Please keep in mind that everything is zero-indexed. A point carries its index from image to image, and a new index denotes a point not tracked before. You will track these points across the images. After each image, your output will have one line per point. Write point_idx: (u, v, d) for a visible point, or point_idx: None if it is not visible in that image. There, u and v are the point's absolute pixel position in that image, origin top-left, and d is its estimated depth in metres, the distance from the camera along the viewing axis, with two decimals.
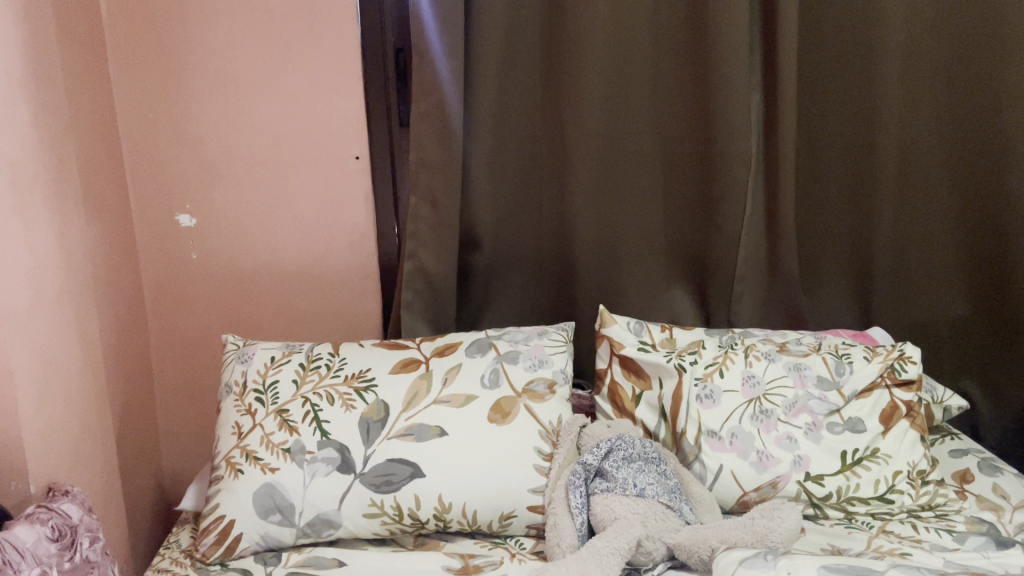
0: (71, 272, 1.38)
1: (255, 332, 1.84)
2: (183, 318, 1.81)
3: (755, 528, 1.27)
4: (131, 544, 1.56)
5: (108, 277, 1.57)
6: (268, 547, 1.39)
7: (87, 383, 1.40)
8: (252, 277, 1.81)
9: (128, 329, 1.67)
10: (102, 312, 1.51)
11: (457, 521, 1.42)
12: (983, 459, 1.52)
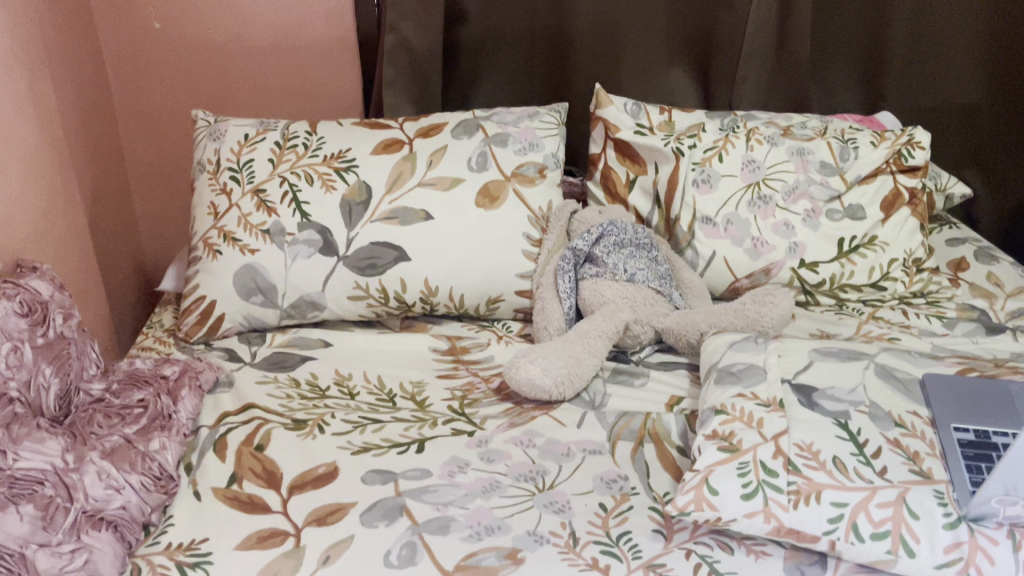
0: (18, 37, 1.26)
1: (228, 110, 1.74)
2: (148, 94, 1.70)
3: (745, 314, 1.25)
4: (113, 322, 1.54)
5: (62, 45, 1.44)
6: (252, 328, 1.38)
7: (47, 158, 1.31)
8: (222, 50, 1.68)
9: (92, 104, 1.57)
10: (59, 84, 1.40)
11: (444, 304, 1.41)
12: (980, 248, 1.49)
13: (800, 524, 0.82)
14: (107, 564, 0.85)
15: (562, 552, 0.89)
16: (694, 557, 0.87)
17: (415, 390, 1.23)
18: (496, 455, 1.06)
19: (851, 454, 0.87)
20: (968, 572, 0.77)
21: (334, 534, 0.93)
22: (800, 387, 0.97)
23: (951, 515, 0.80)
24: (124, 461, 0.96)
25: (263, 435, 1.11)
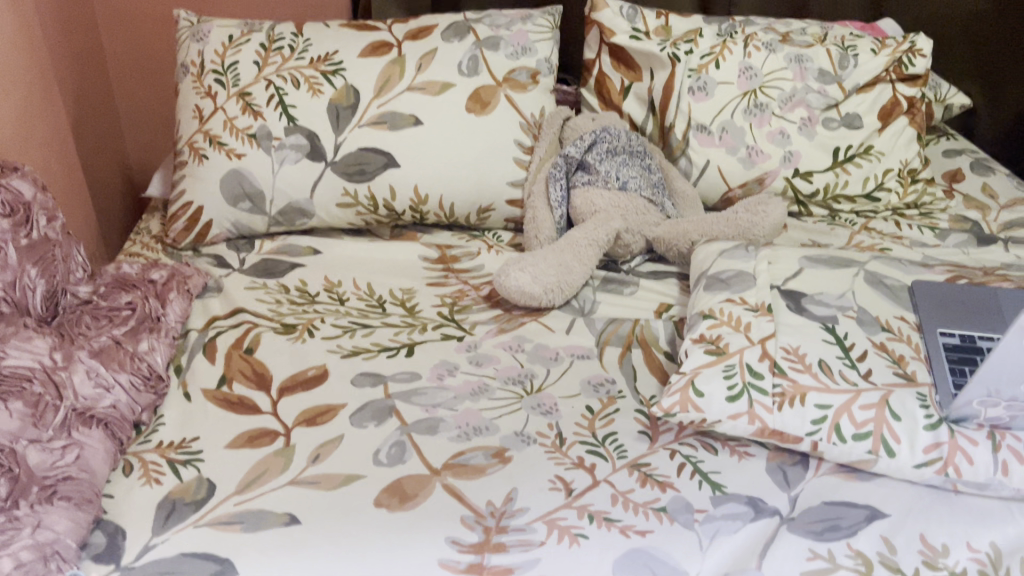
0: None
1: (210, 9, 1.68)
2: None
3: (737, 222, 1.24)
4: (99, 227, 1.53)
5: None
6: (241, 234, 1.37)
7: (24, 55, 1.26)
8: None
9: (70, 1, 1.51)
10: None
11: (434, 213, 1.39)
12: (976, 160, 1.48)
13: (783, 425, 0.83)
14: (98, 460, 0.85)
15: (549, 452, 0.90)
16: (678, 457, 0.88)
17: (404, 297, 1.23)
18: (485, 360, 1.07)
19: (836, 357, 0.87)
20: (946, 471, 0.79)
21: (324, 433, 0.94)
22: (789, 293, 0.97)
23: (932, 416, 0.81)
24: (114, 362, 0.96)
25: (253, 339, 1.11)
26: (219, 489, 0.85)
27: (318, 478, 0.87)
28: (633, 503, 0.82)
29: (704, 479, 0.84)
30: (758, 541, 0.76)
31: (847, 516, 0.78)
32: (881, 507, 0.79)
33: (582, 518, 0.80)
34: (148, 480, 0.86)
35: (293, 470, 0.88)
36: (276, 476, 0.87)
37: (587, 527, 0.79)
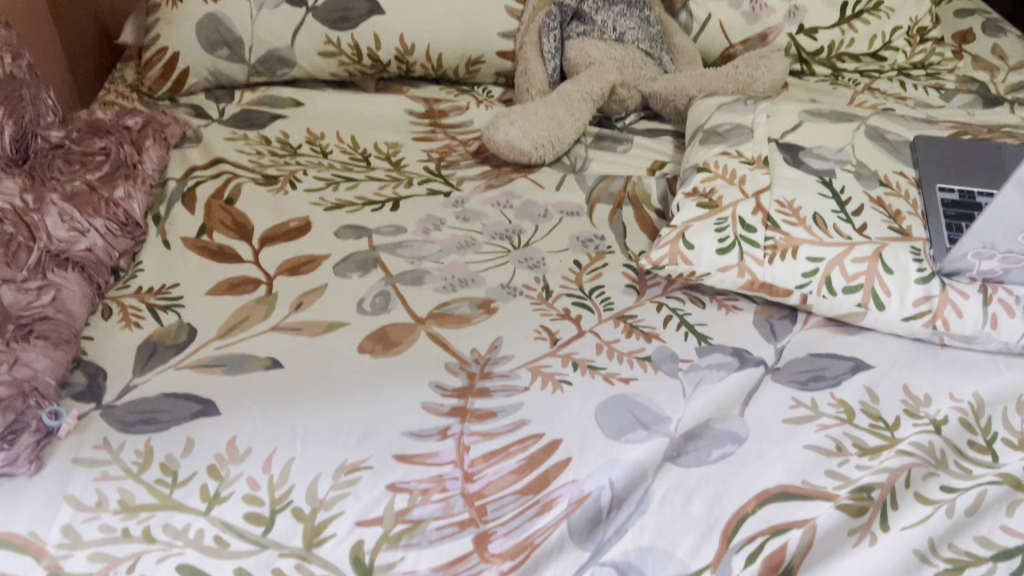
0: None
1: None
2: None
3: (737, 77, 1.19)
4: (69, 68, 1.46)
5: None
6: (220, 85, 1.31)
7: None
8: None
9: None
10: None
11: (421, 65, 1.33)
12: (989, 21, 1.42)
13: (772, 278, 0.82)
14: (76, 302, 0.84)
15: (535, 304, 0.89)
16: (664, 310, 0.87)
17: (390, 150, 1.19)
18: (472, 214, 1.04)
19: (832, 211, 0.85)
20: (935, 325, 0.78)
21: (307, 282, 0.92)
22: (786, 146, 0.94)
23: (925, 271, 0.80)
24: (88, 206, 0.94)
25: (233, 189, 1.07)
26: (200, 334, 0.84)
27: (301, 325, 0.86)
28: (618, 353, 0.81)
29: (690, 331, 0.84)
30: (741, 390, 0.76)
31: (832, 367, 0.78)
32: (867, 359, 0.79)
33: (566, 366, 0.80)
34: (127, 324, 0.85)
35: (276, 317, 0.87)
36: (258, 322, 0.86)
37: (571, 376, 0.78)
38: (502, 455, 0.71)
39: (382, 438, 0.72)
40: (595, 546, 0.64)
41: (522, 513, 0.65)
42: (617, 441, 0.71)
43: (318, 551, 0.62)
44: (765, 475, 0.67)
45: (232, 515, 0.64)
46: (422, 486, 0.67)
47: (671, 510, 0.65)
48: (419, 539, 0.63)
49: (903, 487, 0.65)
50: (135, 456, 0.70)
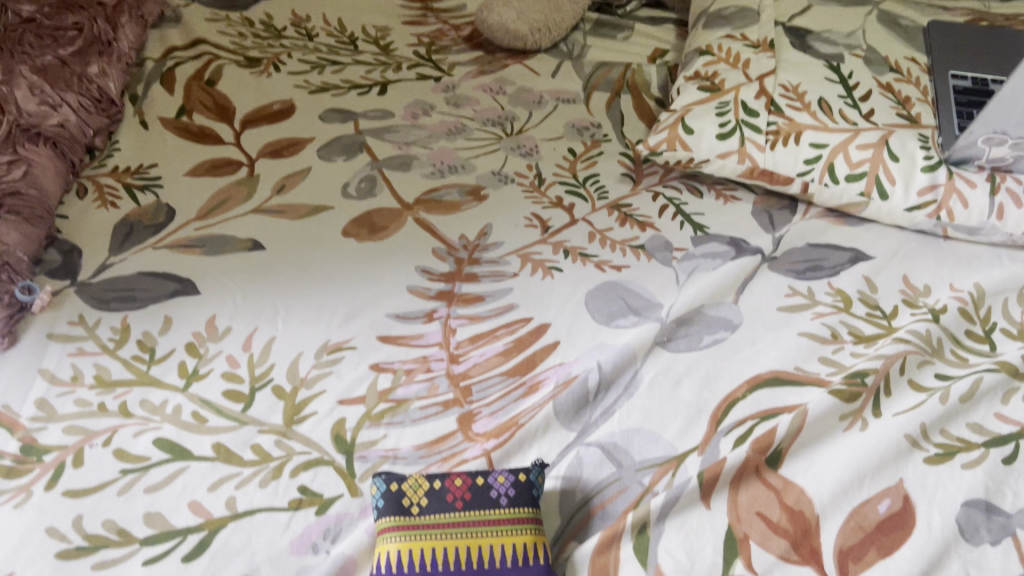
0: None
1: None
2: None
3: None
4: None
5: None
6: None
7: None
8: None
9: None
10: None
11: None
12: None
13: (774, 165, 0.79)
14: (48, 178, 0.80)
15: (526, 191, 0.85)
16: (661, 199, 0.84)
17: (378, 34, 1.14)
18: (463, 100, 1.00)
19: (838, 97, 0.81)
20: (938, 216, 0.76)
21: (291, 165, 0.88)
22: (794, 30, 0.89)
23: (932, 159, 0.76)
24: (60, 81, 0.89)
25: (214, 71, 1.02)
26: (178, 215, 0.81)
27: (283, 208, 0.83)
28: (611, 241, 0.79)
29: (686, 220, 0.81)
30: (736, 277, 0.73)
31: (831, 258, 0.76)
32: (866, 251, 0.77)
33: (557, 254, 0.77)
34: (102, 202, 0.82)
35: (258, 199, 0.84)
36: (239, 205, 0.83)
37: (562, 263, 0.76)
38: (489, 338, 0.69)
39: (367, 320, 0.70)
40: (581, 427, 0.61)
41: (508, 394, 0.64)
42: (607, 326, 0.70)
43: (298, 428, 0.60)
44: (757, 361, 0.66)
45: (211, 391, 0.63)
46: (407, 366, 0.66)
47: (660, 394, 0.63)
48: (402, 418, 0.62)
49: (897, 373, 0.63)
50: (111, 333, 0.68)
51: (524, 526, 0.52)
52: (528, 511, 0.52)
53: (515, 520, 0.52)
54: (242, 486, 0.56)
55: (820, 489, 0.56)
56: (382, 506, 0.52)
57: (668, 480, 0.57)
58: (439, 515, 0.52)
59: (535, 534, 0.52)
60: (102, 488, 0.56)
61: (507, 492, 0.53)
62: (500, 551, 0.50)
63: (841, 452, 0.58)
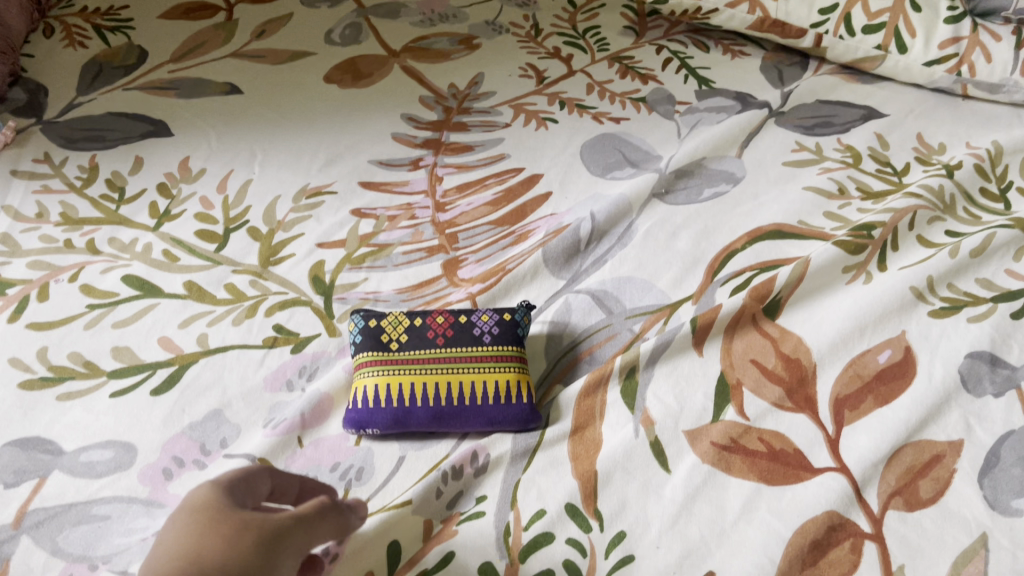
0: None
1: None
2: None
3: None
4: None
5: None
6: None
7: None
8: None
9: None
10: None
11: None
12: None
13: (787, 16, 0.74)
14: (14, 14, 0.74)
15: (522, 42, 0.80)
16: (665, 54, 0.79)
17: None
18: None
19: None
20: (959, 71, 0.71)
21: (272, 11, 0.83)
22: None
23: (956, 10, 0.71)
24: None
25: None
26: (151, 57, 0.76)
27: (263, 53, 0.78)
28: (610, 93, 0.74)
29: (691, 75, 0.76)
30: (741, 130, 0.69)
31: (842, 114, 0.72)
32: (880, 108, 0.73)
33: (553, 105, 0.73)
34: (71, 43, 0.77)
35: (235, 44, 0.79)
36: (216, 49, 0.78)
37: (557, 114, 0.72)
38: (478, 187, 0.65)
39: (348, 166, 0.66)
40: (572, 275, 0.59)
41: (496, 242, 0.61)
42: (603, 178, 0.66)
43: (274, 269, 0.58)
44: (759, 214, 0.62)
45: (183, 231, 0.60)
46: (390, 213, 0.63)
47: (654, 244, 0.60)
48: (384, 263, 0.59)
49: (906, 229, 0.60)
50: (79, 172, 0.64)
51: (509, 363, 0.50)
52: (512, 350, 0.51)
53: (499, 358, 0.50)
54: (215, 324, 0.54)
55: (819, 338, 0.53)
56: (360, 342, 0.51)
57: (660, 327, 0.54)
58: (419, 351, 0.50)
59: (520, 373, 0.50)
60: (68, 322, 0.54)
61: (490, 330, 0.51)
62: (481, 387, 0.49)
63: (842, 303, 0.55)
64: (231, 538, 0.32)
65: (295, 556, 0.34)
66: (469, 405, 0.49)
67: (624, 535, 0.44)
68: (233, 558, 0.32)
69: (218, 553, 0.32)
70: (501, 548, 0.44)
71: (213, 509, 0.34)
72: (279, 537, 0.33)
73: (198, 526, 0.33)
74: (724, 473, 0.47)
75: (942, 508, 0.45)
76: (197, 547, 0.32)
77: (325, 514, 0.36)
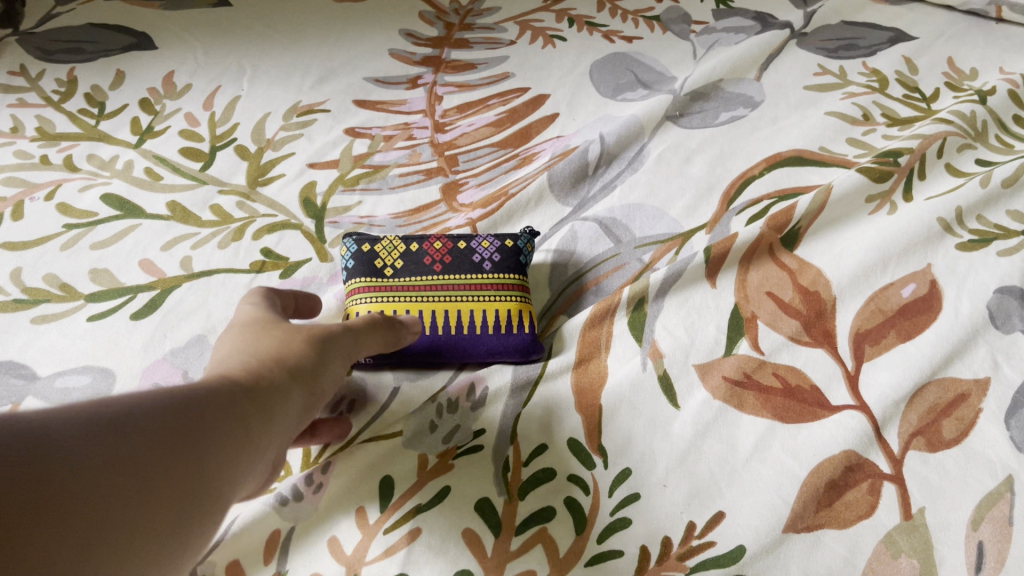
0: None
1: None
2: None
3: None
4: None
5: None
6: None
7: None
8: None
9: None
10: None
11: None
12: None
13: None
14: None
15: None
16: None
17: None
18: None
19: None
20: None
21: None
22: None
23: None
24: None
25: None
26: None
27: None
28: (622, 11, 0.70)
29: None
30: (761, 51, 0.65)
31: (868, 37, 0.68)
32: (908, 31, 0.68)
33: (561, 23, 0.69)
34: None
35: None
36: None
37: (565, 32, 0.68)
38: (480, 107, 0.61)
39: (342, 83, 0.63)
40: (578, 202, 0.56)
41: (498, 165, 0.58)
42: (614, 99, 0.62)
43: (263, 190, 0.54)
44: (777, 140, 0.59)
45: (166, 149, 0.57)
46: (386, 133, 0.59)
47: (666, 170, 0.57)
48: (379, 185, 0.56)
49: (934, 156, 0.56)
50: (57, 85, 0.60)
51: (510, 292, 0.48)
52: (514, 278, 0.48)
53: (501, 286, 0.48)
54: (200, 247, 0.51)
55: (839, 270, 0.50)
56: (353, 267, 0.48)
57: (671, 257, 0.51)
58: (416, 279, 0.48)
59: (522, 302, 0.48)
60: (44, 243, 0.51)
61: (491, 258, 0.48)
62: (480, 317, 0.47)
63: (865, 233, 0.52)
64: (285, 339, 0.36)
65: (343, 358, 0.38)
66: (468, 336, 0.46)
67: (629, 472, 0.42)
68: (294, 351, 0.35)
69: (278, 348, 0.35)
70: (500, 484, 0.42)
71: (259, 323, 0.37)
72: (330, 341, 0.38)
73: (253, 331, 0.36)
74: (735, 410, 0.44)
75: (966, 449, 0.42)
76: (259, 341, 0.36)
77: (370, 324, 0.41)
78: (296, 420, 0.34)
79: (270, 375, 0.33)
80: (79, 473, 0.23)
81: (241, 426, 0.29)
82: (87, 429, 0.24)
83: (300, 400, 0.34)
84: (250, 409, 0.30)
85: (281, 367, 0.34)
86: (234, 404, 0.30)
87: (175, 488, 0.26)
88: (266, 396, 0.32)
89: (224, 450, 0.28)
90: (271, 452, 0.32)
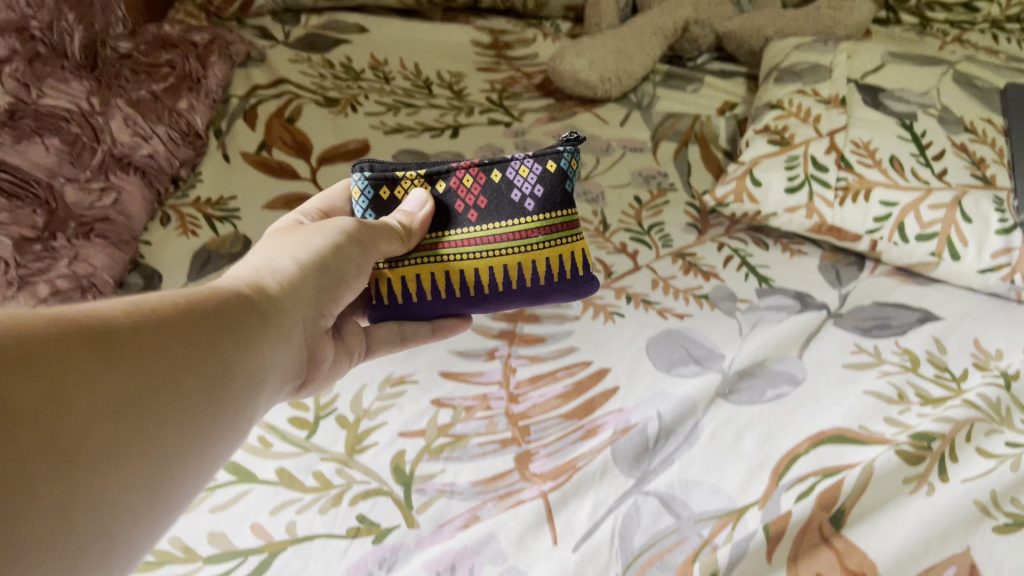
0: None
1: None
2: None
3: (817, 19, 1.14)
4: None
5: None
6: (286, 7, 1.31)
7: None
8: None
9: None
10: None
11: None
12: None
13: (842, 221, 0.79)
14: (136, 205, 0.84)
15: (591, 236, 0.86)
16: (726, 251, 0.84)
17: (452, 80, 1.17)
18: (532, 145, 1.02)
19: (910, 155, 0.81)
20: (1013, 279, 0.74)
21: None
22: (867, 87, 0.90)
23: (1007, 222, 0.75)
24: (152, 113, 0.93)
25: (294, 109, 1.07)
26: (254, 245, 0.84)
27: None
28: (674, 288, 0.79)
29: (751, 272, 0.81)
30: (801, 332, 0.73)
31: (898, 316, 0.75)
32: (935, 311, 0.76)
33: (620, 299, 0.78)
34: (184, 231, 0.86)
35: None
36: None
37: (624, 309, 0.77)
38: (548, 379, 0.69)
39: (429, 355, 0.71)
40: (640, 475, 0.61)
41: (566, 436, 0.64)
42: (668, 374, 0.70)
43: (359, 457, 0.62)
44: (820, 417, 0.65)
45: (277, 417, 0.65)
46: (467, 403, 0.67)
47: (720, 445, 0.63)
48: (461, 453, 0.63)
49: (963, 440, 0.61)
50: None
51: (548, 233, 0.60)
52: (551, 216, 0.60)
53: (542, 229, 0.60)
54: (303, 511, 0.58)
55: (884, 552, 0.54)
56: (372, 214, 0.61)
57: (729, 534, 0.56)
58: (455, 232, 0.60)
59: (572, 241, 0.62)
60: None
61: (529, 186, 0.60)
62: (522, 266, 0.60)
63: (907, 516, 0.57)
64: (303, 244, 0.52)
65: (358, 251, 0.54)
66: (502, 282, 0.60)
67: None
68: (307, 255, 0.51)
69: (299, 249, 0.51)
70: None
71: (286, 230, 0.55)
72: (343, 245, 0.53)
73: (281, 238, 0.53)
74: None
75: None
76: (287, 242, 0.52)
77: (388, 225, 0.57)
78: (303, 310, 0.49)
79: (281, 284, 0.48)
80: (148, 343, 0.36)
81: (260, 321, 0.44)
82: (146, 315, 0.37)
83: (306, 295, 0.50)
84: (262, 309, 0.44)
85: (295, 275, 0.49)
86: (251, 307, 0.44)
87: (213, 355, 0.39)
88: (275, 299, 0.46)
89: (243, 334, 0.42)
90: (290, 342, 0.47)
